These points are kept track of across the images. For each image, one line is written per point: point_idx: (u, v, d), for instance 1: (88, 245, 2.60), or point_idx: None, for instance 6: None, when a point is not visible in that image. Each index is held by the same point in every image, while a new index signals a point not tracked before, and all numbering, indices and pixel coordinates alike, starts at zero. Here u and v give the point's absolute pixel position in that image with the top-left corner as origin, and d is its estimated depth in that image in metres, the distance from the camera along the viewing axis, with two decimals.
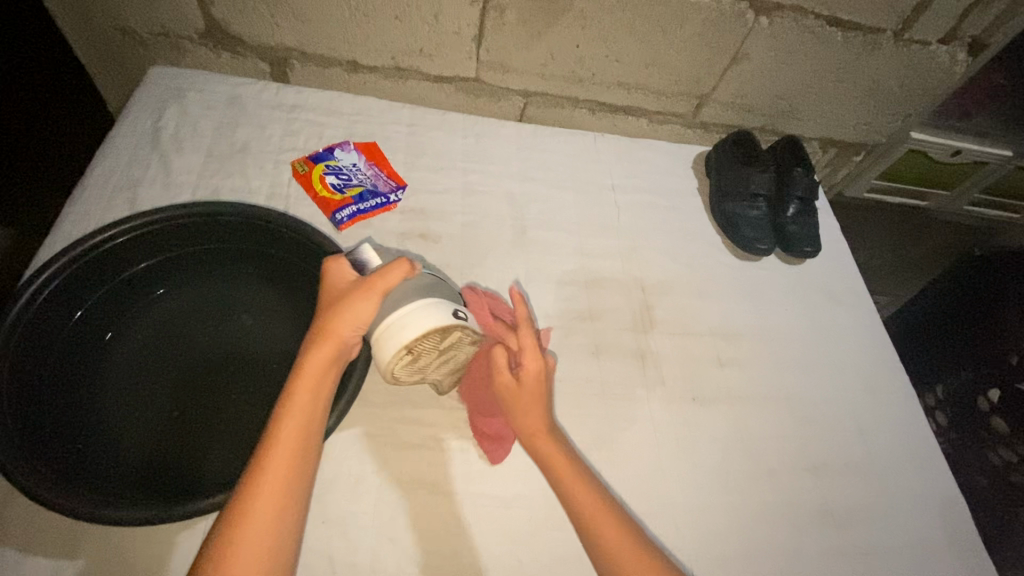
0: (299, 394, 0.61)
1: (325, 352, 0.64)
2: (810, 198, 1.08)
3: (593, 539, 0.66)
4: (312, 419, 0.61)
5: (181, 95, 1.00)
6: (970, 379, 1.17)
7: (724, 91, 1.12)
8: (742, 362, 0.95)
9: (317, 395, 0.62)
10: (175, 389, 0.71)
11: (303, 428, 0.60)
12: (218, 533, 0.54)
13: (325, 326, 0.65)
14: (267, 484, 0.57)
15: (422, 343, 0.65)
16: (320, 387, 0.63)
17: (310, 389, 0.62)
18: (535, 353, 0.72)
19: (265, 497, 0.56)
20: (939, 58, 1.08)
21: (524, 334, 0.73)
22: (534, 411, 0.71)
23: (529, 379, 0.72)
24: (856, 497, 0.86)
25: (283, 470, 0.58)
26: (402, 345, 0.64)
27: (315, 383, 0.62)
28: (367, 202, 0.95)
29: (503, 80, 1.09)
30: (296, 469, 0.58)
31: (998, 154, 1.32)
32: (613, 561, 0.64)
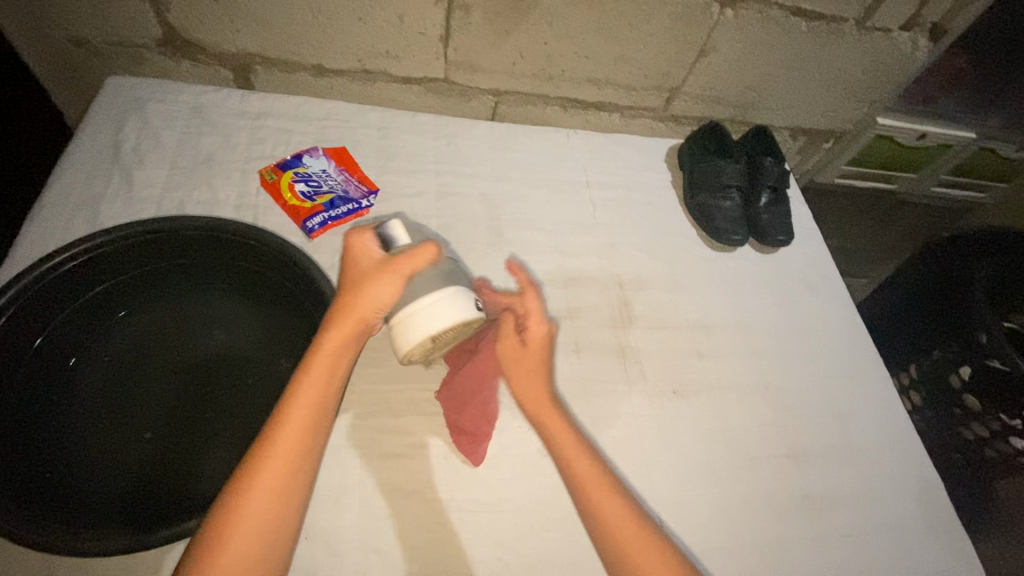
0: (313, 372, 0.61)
1: (344, 325, 0.64)
2: (781, 187, 1.11)
3: (590, 512, 0.67)
4: (330, 388, 0.62)
5: (141, 107, 0.97)
6: (939, 358, 1.17)
7: (693, 84, 1.13)
8: (721, 353, 0.96)
9: (332, 375, 0.62)
10: (149, 410, 0.69)
11: (320, 399, 0.61)
12: (230, 494, 0.55)
13: (347, 302, 0.65)
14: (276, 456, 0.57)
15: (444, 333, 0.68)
16: (341, 360, 0.63)
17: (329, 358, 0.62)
18: (541, 319, 0.77)
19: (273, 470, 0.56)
20: (901, 45, 1.09)
21: (530, 301, 0.77)
22: (537, 374, 0.76)
23: (534, 342, 0.77)
24: (836, 481, 0.87)
25: (291, 449, 0.58)
26: (428, 335, 0.67)
27: (334, 356, 0.63)
28: (338, 208, 0.93)
29: (473, 80, 1.08)
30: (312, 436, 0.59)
31: (962, 137, 1.34)
32: (614, 533, 0.66)
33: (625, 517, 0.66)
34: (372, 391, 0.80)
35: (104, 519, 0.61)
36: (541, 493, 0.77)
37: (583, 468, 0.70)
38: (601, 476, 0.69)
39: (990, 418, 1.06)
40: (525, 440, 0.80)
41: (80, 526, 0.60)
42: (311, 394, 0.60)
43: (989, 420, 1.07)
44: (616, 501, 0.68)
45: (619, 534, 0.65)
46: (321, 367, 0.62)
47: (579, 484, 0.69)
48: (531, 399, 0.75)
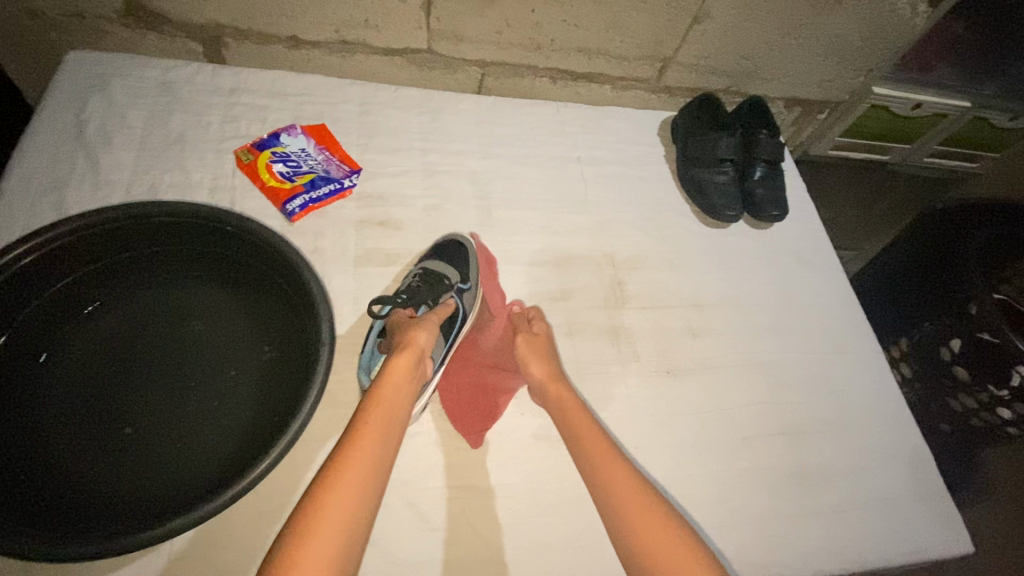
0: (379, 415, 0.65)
1: (406, 357, 0.69)
2: (776, 160, 1.06)
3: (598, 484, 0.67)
4: (393, 430, 0.65)
5: (105, 84, 0.91)
6: (931, 330, 1.13)
7: (687, 53, 1.08)
8: (715, 331, 0.95)
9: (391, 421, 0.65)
10: (131, 406, 0.67)
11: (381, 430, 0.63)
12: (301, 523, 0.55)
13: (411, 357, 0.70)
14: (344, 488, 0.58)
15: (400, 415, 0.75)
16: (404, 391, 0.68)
17: (391, 394, 0.66)
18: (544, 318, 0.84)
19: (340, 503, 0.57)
20: (898, 11, 1.05)
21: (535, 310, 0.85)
22: (542, 359, 0.78)
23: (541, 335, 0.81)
24: (830, 456, 0.88)
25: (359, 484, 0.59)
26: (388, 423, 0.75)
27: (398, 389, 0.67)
28: (319, 189, 0.89)
29: (457, 51, 1.03)
30: (373, 461, 0.61)
31: (958, 105, 1.32)
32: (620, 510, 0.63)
33: (629, 485, 0.65)
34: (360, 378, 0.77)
35: (89, 520, 0.59)
36: (536, 479, 0.76)
37: (593, 443, 0.70)
38: (607, 449, 0.69)
39: (979, 390, 1.06)
40: (519, 425, 0.79)
41: (63, 529, 0.58)
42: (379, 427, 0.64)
43: (978, 391, 1.07)
44: (622, 472, 0.67)
45: (623, 504, 0.64)
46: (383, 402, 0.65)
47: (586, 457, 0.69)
48: (546, 382, 0.76)
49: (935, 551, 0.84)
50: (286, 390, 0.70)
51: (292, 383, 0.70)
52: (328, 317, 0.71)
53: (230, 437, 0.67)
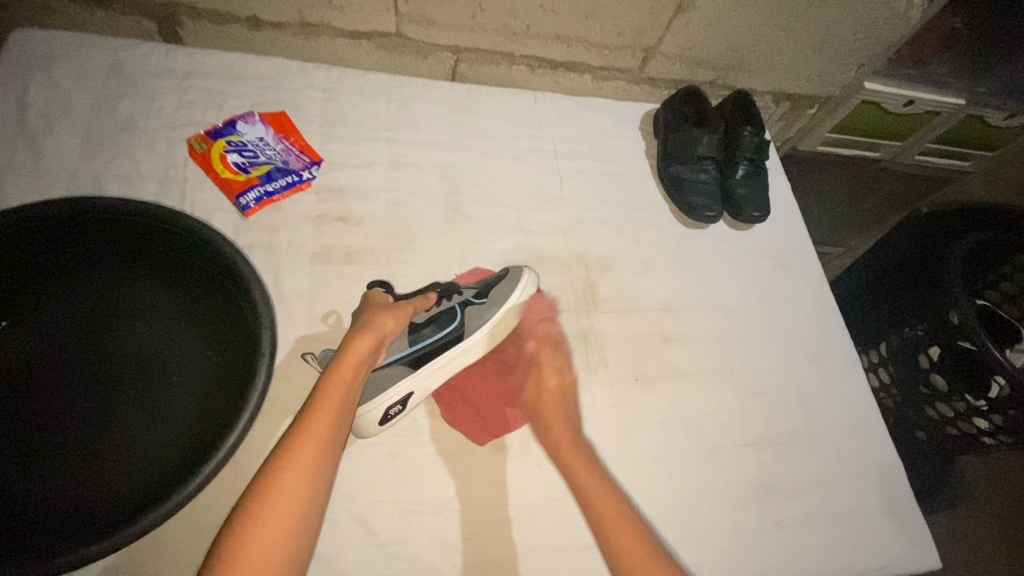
0: (329, 395, 0.61)
1: (367, 341, 0.66)
2: (759, 160, 1.04)
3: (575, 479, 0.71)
4: (342, 407, 0.62)
5: (49, 63, 0.86)
6: (912, 336, 1.11)
7: (671, 43, 1.03)
8: (687, 337, 0.92)
9: (343, 398, 0.62)
10: (62, 414, 0.63)
11: (332, 420, 0.60)
12: (241, 516, 0.52)
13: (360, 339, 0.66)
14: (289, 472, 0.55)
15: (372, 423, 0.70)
16: (355, 376, 0.64)
17: (342, 382, 0.63)
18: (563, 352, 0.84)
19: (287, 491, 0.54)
20: (892, 4, 1.01)
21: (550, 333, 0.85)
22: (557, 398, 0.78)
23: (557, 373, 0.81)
24: (797, 468, 0.86)
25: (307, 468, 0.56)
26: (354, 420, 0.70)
27: (351, 375, 0.64)
28: (276, 181, 0.85)
29: (428, 35, 0.97)
30: (323, 455, 0.58)
31: (952, 104, 1.26)
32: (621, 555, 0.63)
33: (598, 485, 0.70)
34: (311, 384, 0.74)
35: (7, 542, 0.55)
36: (492, 491, 0.73)
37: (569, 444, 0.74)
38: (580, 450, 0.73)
39: (956, 399, 1.04)
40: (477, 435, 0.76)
41: None
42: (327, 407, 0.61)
43: (955, 400, 1.05)
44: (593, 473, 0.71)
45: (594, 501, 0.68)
46: (332, 390, 0.62)
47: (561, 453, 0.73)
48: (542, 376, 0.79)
49: (899, 567, 0.83)
50: (228, 398, 0.67)
51: (234, 391, 0.68)
52: (270, 328, 0.69)
53: (167, 447, 0.64)
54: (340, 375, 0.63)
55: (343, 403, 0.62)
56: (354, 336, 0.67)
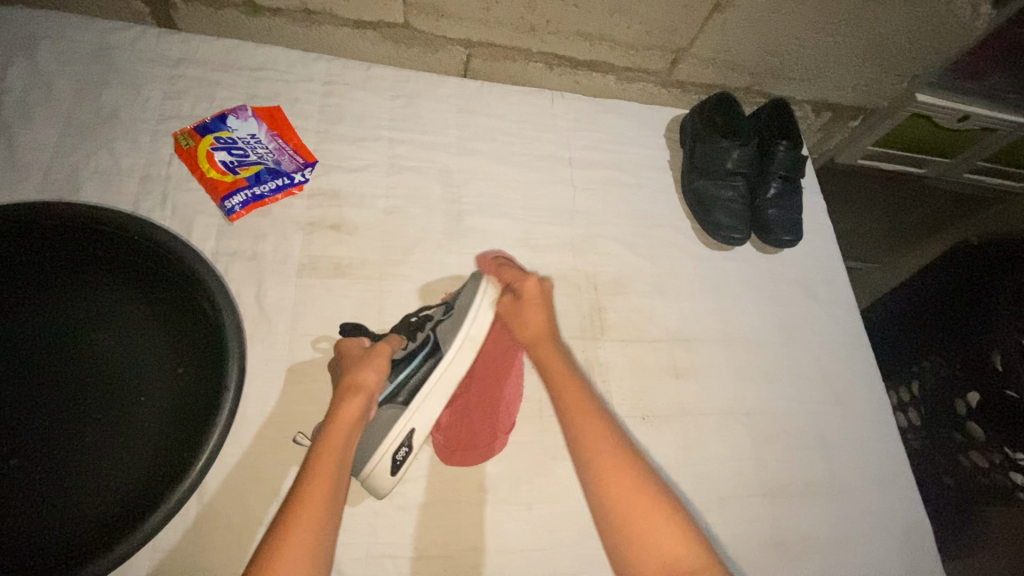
0: (323, 461, 0.55)
1: (356, 400, 0.60)
2: (794, 176, 0.94)
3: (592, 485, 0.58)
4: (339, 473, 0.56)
5: (30, 45, 0.80)
6: (948, 377, 1.03)
7: (704, 45, 0.94)
8: (701, 372, 0.85)
9: (339, 465, 0.56)
10: (19, 435, 0.58)
11: (331, 496, 0.53)
12: None
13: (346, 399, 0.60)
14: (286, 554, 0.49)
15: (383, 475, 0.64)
16: (350, 442, 0.58)
17: (337, 450, 0.57)
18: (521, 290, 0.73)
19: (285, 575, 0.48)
20: (958, 11, 0.91)
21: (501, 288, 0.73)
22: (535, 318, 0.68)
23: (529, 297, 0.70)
24: (812, 524, 0.79)
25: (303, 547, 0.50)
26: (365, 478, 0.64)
27: (344, 442, 0.57)
28: (264, 184, 0.79)
29: (438, 28, 0.89)
30: (323, 536, 0.51)
31: (1012, 121, 1.15)
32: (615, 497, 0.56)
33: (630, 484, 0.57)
34: (288, 411, 0.69)
35: None
36: (476, 537, 0.68)
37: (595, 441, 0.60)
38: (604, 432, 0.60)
39: (992, 450, 0.95)
40: (465, 475, 0.70)
41: None
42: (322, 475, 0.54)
43: (991, 451, 0.96)
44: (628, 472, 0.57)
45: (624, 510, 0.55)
46: (326, 462, 0.55)
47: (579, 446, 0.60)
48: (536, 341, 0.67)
49: None
50: (195, 424, 0.63)
51: (202, 417, 0.63)
52: (240, 356, 0.65)
53: (129, 474, 0.60)
54: (333, 443, 0.57)
55: (340, 474, 0.56)
56: (340, 397, 0.61)
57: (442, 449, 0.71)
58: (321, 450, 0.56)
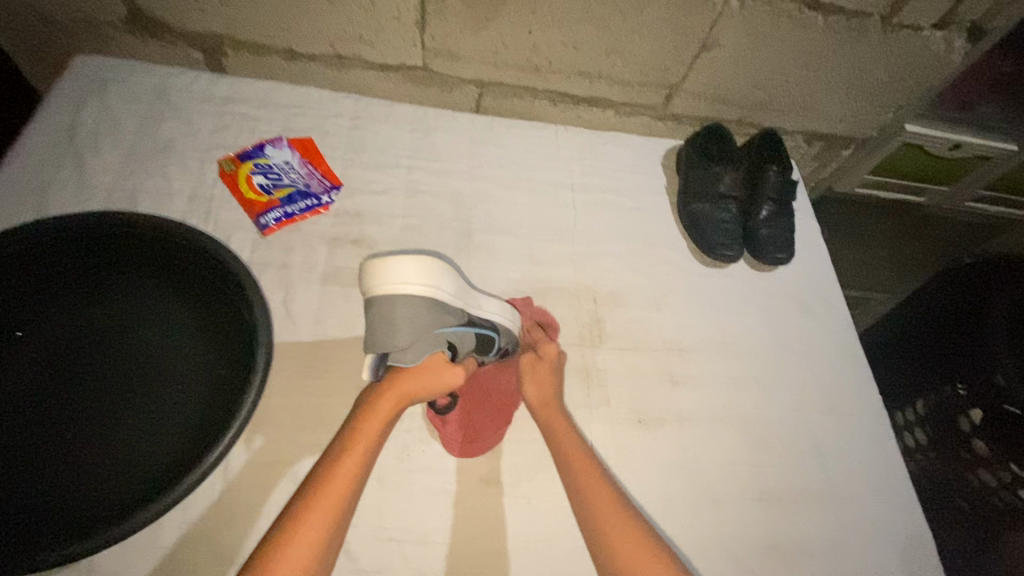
0: (368, 424, 0.63)
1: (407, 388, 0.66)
2: (784, 200, 1.01)
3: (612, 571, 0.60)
4: (379, 435, 0.63)
5: (103, 87, 0.94)
6: (950, 397, 1.03)
7: (694, 81, 1.03)
8: (697, 379, 0.89)
9: (379, 429, 0.63)
10: (73, 413, 0.66)
11: (337, 510, 0.56)
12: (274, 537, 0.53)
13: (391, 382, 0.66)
14: (323, 499, 0.56)
15: (389, 287, 0.65)
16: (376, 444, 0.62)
17: (381, 418, 0.64)
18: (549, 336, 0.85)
19: (319, 514, 0.55)
20: (933, 45, 0.98)
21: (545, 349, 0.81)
22: (540, 385, 0.77)
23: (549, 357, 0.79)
24: (809, 530, 0.80)
25: (340, 492, 0.57)
26: (385, 281, 0.65)
27: (390, 414, 0.64)
28: (296, 204, 0.89)
29: (453, 69, 1.00)
30: (333, 524, 0.55)
31: (1002, 149, 1.18)
32: (604, 532, 0.63)
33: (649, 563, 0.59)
34: (306, 404, 0.75)
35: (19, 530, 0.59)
36: (475, 527, 0.71)
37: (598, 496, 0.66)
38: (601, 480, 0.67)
39: (1000, 468, 0.93)
40: (468, 468, 0.75)
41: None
42: (365, 434, 0.62)
43: (999, 468, 0.94)
44: (633, 528, 0.63)
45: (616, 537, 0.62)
46: (368, 432, 0.62)
47: (597, 527, 0.64)
48: (539, 404, 0.75)
49: None
50: (223, 407, 0.69)
51: (230, 400, 0.69)
52: (267, 345, 0.72)
53: (165, 450, 0.67)
54: (377, 414, 0.63)
55: (376, 437, 0.63)
56: (398, 384, 0.65)
57: (448, 441, 0.75)
58: (370, 413, 0.64)
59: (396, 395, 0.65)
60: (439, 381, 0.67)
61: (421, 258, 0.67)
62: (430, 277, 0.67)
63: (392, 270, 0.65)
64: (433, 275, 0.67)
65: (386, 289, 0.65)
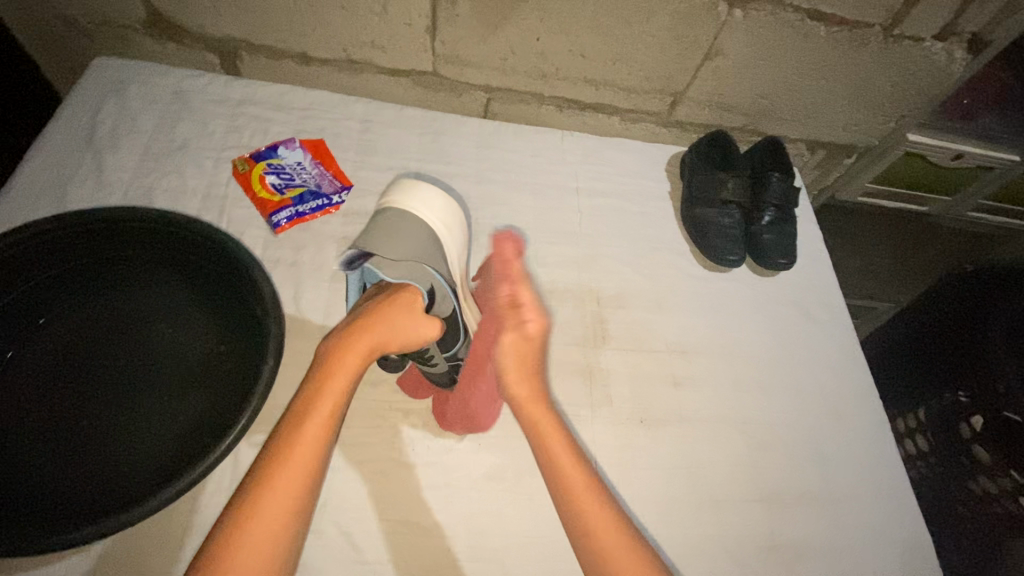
0: (333, 381, 0.62)
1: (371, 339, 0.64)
2: (786, 207, 1.02)
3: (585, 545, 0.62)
4: (346, 390, 0.62)
5: (122, 88, 0.96)
6: (951, 403, 1.05)
7: (698, 89, 1.05)
8: (700, 381, 0.90)
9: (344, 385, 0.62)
10: (88, 402, 0.68)
11: (306, 471, 0.57)
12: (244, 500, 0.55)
13: (355, 335, 0.65)
14: (292, 462, 0.57)
15: (408, 202, 0.71)
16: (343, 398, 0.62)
17: (346, 373, 0.63)
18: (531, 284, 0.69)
19: (287, 477, 0.56)
20: (934, 56, 0.99)
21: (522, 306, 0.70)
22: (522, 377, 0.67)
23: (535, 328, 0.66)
24: (809, 531, 0.81)
25: (306, 455, 0.58)
26: (404, 201, 0.71)
27: (355, 368, 0.63)
28: (307, 203, 0.91)
29: (462, 75, 1.02)
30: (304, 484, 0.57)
31: (1005, 159, 1.19)
32: (587, 533, 0.62)
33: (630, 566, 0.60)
34: None
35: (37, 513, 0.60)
36: (477, 521, 0.73)
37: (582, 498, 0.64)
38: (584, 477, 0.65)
39: (1000, 475, 0.94)
40: (470, 463, 0.76)
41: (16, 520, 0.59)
42: (330, 390, 0.61)
43: (999, 476, 0.94)
44: (616, 529, 0.62)
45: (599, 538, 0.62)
46: (331, 389, 0.61)
47: (577, 526, 0.63)
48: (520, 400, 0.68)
49: None
50: (233, 397, 0.71)
51: (239, 391, 0.71)
52: (277, 337, 0.73)
53: (176, 438, 0.68)
54: (341, 368, 0.63)
55: (343, 391, 0.62)
56: (365, 332, 0.65)
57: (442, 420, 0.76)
58: (334, 369, 0.63)
59: (361, 347, 0.64)
60: (407, 330, 0.66)
61: (443, 200, 0.74)
62: (443, 215, 0.74)
63: (418, 192, 0.73)
64: (447, 220, 0.74)
65: (404, 204, 0.71)
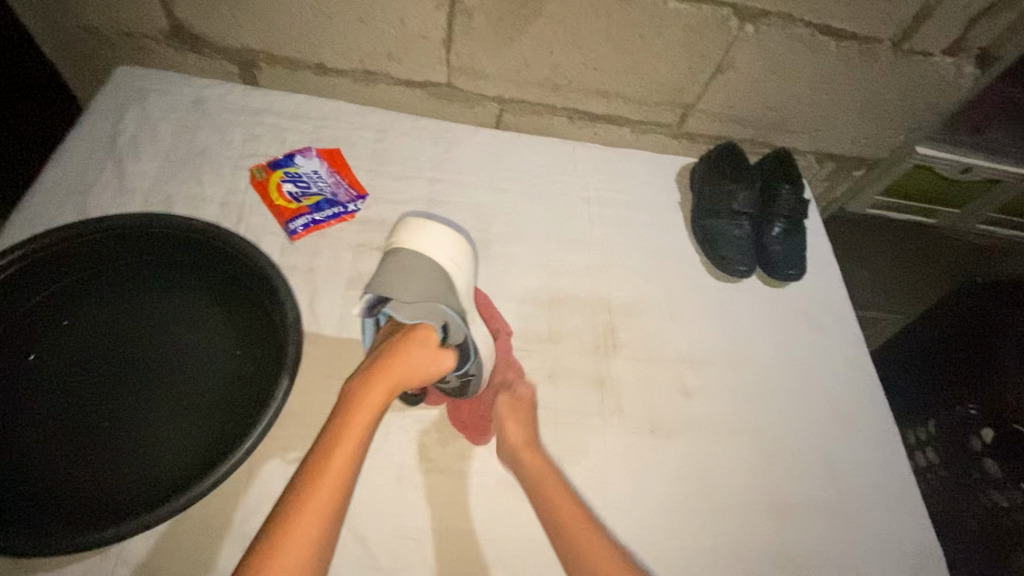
0: (365, 400, 0.63)
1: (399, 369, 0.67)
2: (796, 218, 1.03)
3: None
4: (376, 411, 0.64)
5: (143, 97, 0.98)
6: (963, 416, 1.08)
7: (709, 101, 1.06)
8: (710, 390, 0.90)
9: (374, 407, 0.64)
10: (108, 405, 0.69)
11: (339, 486, 0.57)
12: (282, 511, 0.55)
13: (384, 363, 0.67)
14: (327, 475, 0.57)
15: (415, 243, 0.74)
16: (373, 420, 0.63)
17: (376, 397, 0.64)
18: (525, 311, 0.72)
19: (322, 487, 0.56)
20: (943, 70, 1.00)
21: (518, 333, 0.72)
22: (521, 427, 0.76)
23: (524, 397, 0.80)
24: (820, 541, 0.81)
25: (340, 468, 0.58)
26: (411, 241, 0.74)
27: (383, 392, 0.65)
28: (323, 211, 0.92)
29: (476, 86, 1.04)
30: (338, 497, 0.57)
31: (1014, 172, 1.19)
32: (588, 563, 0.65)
33: None
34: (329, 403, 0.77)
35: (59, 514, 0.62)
36: (491, 528, 0.73)
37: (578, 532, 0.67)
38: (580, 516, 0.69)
39: (1011, 488, 0.97)
40: (484, 470, 0.77)
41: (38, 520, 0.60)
42: (362, 410, 0.63)
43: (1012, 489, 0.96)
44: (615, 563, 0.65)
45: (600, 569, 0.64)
46: (363, 408, 0.63)
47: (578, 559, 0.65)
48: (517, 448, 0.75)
49: None
50: (250, 402, 0.72)
51: (257, 395, 0.72)
52: (296, 343, 0.74)
53: (194, 442, 0.69)
54: (372, 392, 0.64)
55: (373, 413, 0.63)
56: (392, 361, 0.67)
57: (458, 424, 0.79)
58: (364, 391, 0.64)
59: (391, 373, 0.66)
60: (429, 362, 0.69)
61: (451, 236, 0.77)
62: (456, 258, 0.76)
63: (424, 231, 0.75)
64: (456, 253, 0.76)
65: (412, 245, 0.74)
